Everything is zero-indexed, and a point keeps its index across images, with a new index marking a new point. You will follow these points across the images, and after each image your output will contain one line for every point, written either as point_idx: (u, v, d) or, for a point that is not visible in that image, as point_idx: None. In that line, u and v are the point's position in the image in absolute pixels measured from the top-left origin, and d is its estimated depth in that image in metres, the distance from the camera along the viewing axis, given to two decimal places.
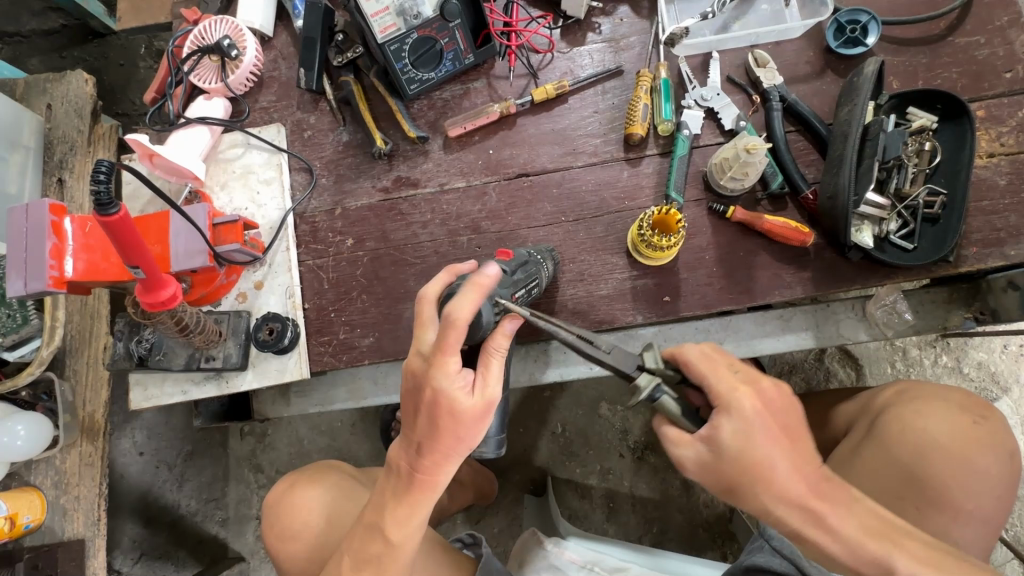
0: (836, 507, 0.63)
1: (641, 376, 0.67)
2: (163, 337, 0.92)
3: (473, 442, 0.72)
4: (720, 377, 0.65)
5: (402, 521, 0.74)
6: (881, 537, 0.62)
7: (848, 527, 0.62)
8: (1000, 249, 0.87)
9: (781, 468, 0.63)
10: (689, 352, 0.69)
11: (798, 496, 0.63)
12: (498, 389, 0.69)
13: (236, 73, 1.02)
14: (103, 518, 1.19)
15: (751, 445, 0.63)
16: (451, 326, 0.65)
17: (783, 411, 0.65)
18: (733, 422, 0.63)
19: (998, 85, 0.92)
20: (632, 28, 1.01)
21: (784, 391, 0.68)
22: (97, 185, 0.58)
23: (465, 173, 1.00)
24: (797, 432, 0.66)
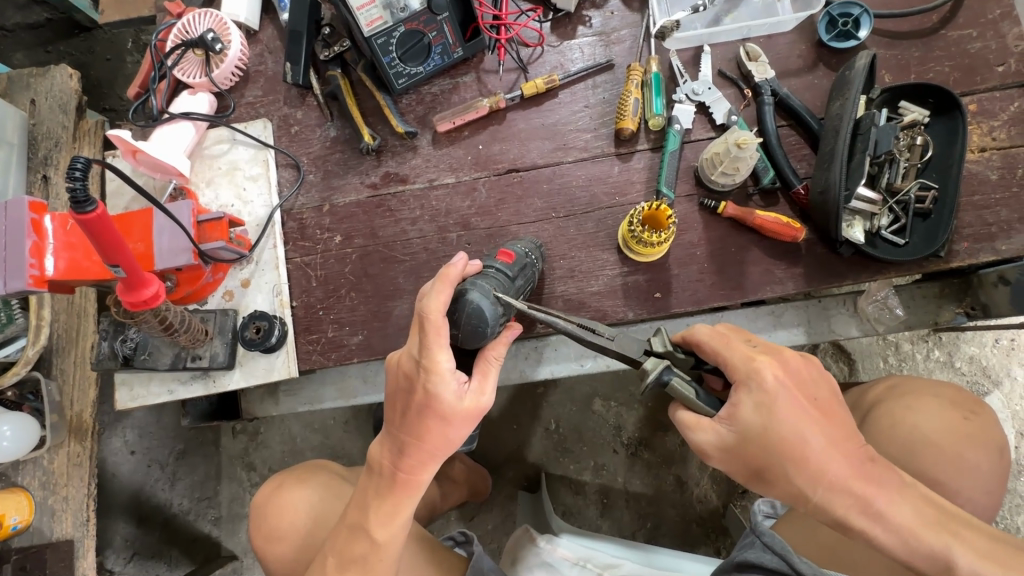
0: (883, 492, 0.62)
1: (650, 360, 0.71)
2: (148, 336, 0.91)
3: (458, 442, 0.72)
4: (735, 352, 0.68)
5: (390, 525, 0.73)
6: (935, 525, 0.61)
7: (900, 516, 0.61)
8: (991, 243, 0.87)
9: (815, 445, 0.63)
10: (699, 332, 0.72)
11: (838, 479, 0.62)
12: (491, 395, 0.70)
13: (221, 68, 1.00)
14: (93, 518, 1.18)
15: (776, 421, 0.64)
16: (428, 326, 0.67)
17: (812, 386, 0.66)
18: (754, 396, 0.65)
19: (990, 79, 0.91)
20: (623, 21, 1.00)
21: (818, 368, 0.68)
22: (73, 182, 0.56)
23: (455, 169, 0.99)
24: (834, 412, 0.66)
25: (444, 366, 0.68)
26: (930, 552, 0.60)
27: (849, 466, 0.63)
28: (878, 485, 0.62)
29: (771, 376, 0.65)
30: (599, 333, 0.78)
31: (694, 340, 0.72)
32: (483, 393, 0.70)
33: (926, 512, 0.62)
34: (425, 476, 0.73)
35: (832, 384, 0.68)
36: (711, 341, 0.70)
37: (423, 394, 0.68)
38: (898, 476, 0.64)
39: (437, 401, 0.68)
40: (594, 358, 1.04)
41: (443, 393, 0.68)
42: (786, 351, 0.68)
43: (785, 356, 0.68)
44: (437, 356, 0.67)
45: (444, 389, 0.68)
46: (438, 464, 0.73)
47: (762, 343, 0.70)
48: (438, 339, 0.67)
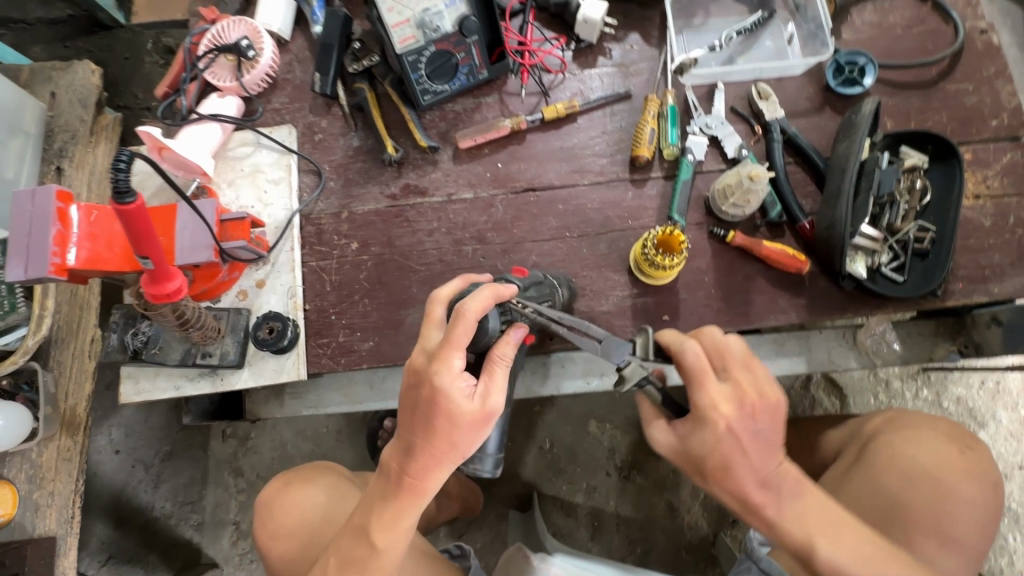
0: (777, 501, 0.70)
1: (629, 366, 0.76)
2: (161, 330, 0.92)
3: (464, 449, 0.72)
4: (706, 394, 0.69)
5: (399, 535, 0.74)
6: (810, 529, 0.69)
7: (785, 520, 0.70)
8: (984, 286, 0.91)
9: (738, 466, 0.70)
10: (688, 357, 0.71)
11: (740, 491, 0.70)
12: (500, 399, 0.70)
13: (251, 74, 1.03)
14: (78, 515, 1.15)
15: (709, 451, 0.70)
16: (460, 323, 0.69)
17: (755, 424, 0.70)
18: (700, 432, 0.70)
19: (985, 131, 0.97)
20: (641, 55, 1.05)
21: (768, 406, 0.70)
22: (118, 173, 0.58)
23: (473, 185, 1.02)
24: (765, 444, 0.70)
25: (456, 364, 0.70)
26: (800, 549, 0.69)
27: (756, 481, 0.70)
28: (774, 495, 0.70)
29: (720, 425, 0.69)
30: (590, 335, 0.80)
31: (679, 358, 0.71)
32: (493, 397, 0.71)
33: (810, 518, 0.70)
34: (429, 483, 0.73)
35: (777, 418, 0.71)
36: (688, 373, 0.71)
37: (433, 391, 0.69)
38: (797, 490, 0.71)
39: (446, 399, 0.69)
40: (601, 377, 1.06)
41: (451, 391, 0.69)
42: (750, 398, 0.70)
43: (745, 399, 0.70)
44: (450, 353, 0.70)
45: (454, 388, 0.69)
46: (443, 471, 0.73)
47: (733, 379, 0.71)
48: (463, 332, 0.69)
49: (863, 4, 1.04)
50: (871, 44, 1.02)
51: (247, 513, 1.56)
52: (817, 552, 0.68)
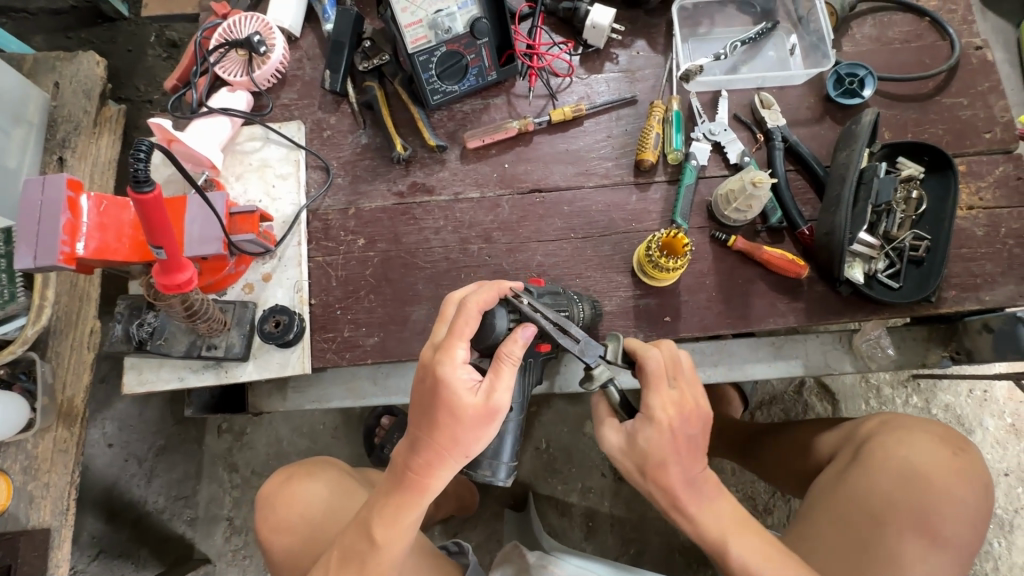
0: (698, 500, 0.75)
1: (598, 368, 0.77)
2: (167, 321, 0.92)
3: (468, 445, 0.72)
4: (659, 397, 0.75)
5: (401, 534, 0.74)
6: (724, 527, 0.74)
7: (703, 517, 0.75)
8: (976, 294, 0.93)
9: (665, 465, 0.75)
10: (650, 362, 0.77)
11: (666, 487, 0.75)
12: (502, 395, 0.70)
13: (262, 69, 1.04)
14: (72, 507, 1.14)
15: (644, 451, 0.75)
16: (463, 315, 0.73)
17: (690, 429, 0.75)
18: (641, 432, 0.75)
19: (978, 144, 1.00)
20: (647, 62, 1.07)
21: (700, 414, 0.76)
22: (136, 162, 0.58)
23: (480, 184, 1.03)
24: (693, 447, 0.76)
25: (461, 355, 0.72)
26: (715, 545, 0.74)
27: (681, 480, 0.75)
28: (694, 495, 0.75)
29: (662, 427, 0.74)
30: (569, 333, 0.77)
31: (642, 361, 0.77)
32: (498, 392, 0.71)
33: (726, 518, 0.75)
34: (433, 479, 0.73)
35: (705, 426, 0.77)
36: (646, 377, 0.77)
37: (438, 383, 0.71)
38: (717, 490, 0.77)
39: (448, 390, 0.70)
40: None
41: (453, 383, 0.70)
42: (692, 405, 0.76)
43: (689, 405, 0.76)
44: (455, 344, 0.72)
45: (458, 380, 0.71)
46: (447, 467, 0.73)
47: (681, 388, 0.77)
48: (467, 324, 0.73)
49: (863, 18, 1.07)
50: (870, 57, 1.05)
51: (241, 509, 1.55)
52: (728, 549, 0.73)
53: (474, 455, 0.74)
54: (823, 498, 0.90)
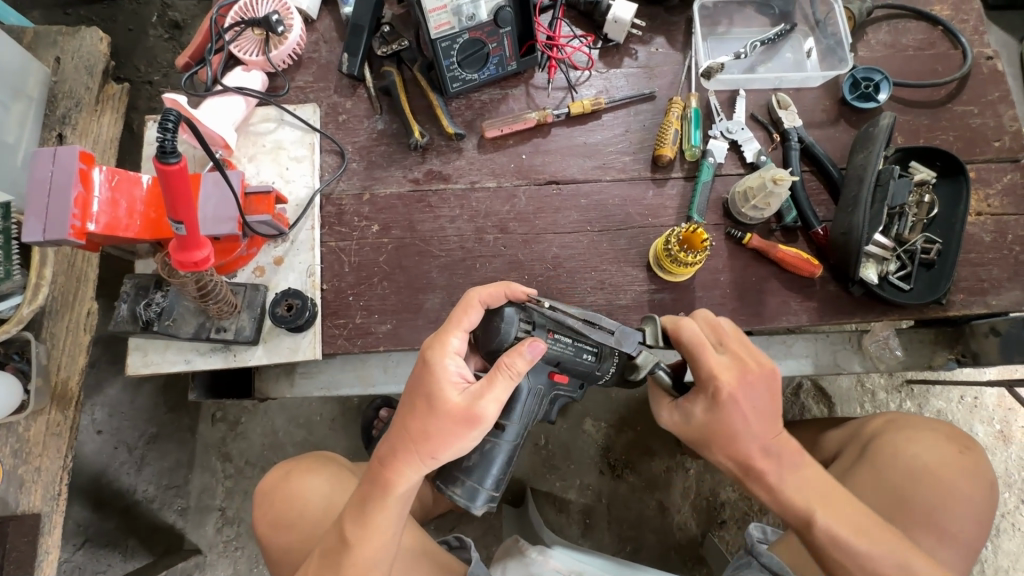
0: (779, 468, 0.73)
1: (642, 356, 0.83)
2: (176, 301, 0.90)
3: (436, 445, 0.69)
4: (706, 361, 0.74)
5: (365, 540, 0.71)
6: (809, 500, 0.71)
7: (787, 487, 0.72)
8: (983, 298, 0.95)
9: (742, 429, 0.73)
10: (687, 329, 0.77)
11: (744, 456, 0.73)
12: (483, 397, 0.69)
13: (279, 49, 1.02)
14: (64, 493, 1.07)
15: (716, 419, 0.74)
16: (462, 304, 0.74)
17: (754, 393, 0.73)
18: (704, 400, 0.75)
19: (987, 152, 1.02)
20: (666, 58, 1.07)
21: (766, 376, 0.74)
22: (164, 133, 0.57)
23: (496, 174, 1.03)
24: (766, 413, 0.73)
25: (454, 345, 0.72)
26: (800, 519, 0.71)
27: (758, 448, 0.73)
28: (776, 462, 0.73)
29: (722, 392, 0.72)
30: (601, 326, 0.80)
31: (677, 332, 0.77)
32: (480, 396, 0.69)
33: (810, 488, 0.72)
34: (398, 476, 0.70)
35: (773, 388, 0.74)
36: (686, 346, 0.76)
37: (425, 368, 0.71)
38: (797, 459, 0.74)
39: (429, 377, 0.71)
40: None
41: (436, 370, 0.71)
42: (749, 366, 0.74)
43: (744, 366, 0.73)
44: (449, 333, 0.73)
45: (444, 367, 0.71)
46: (413, 465, 0.70)
47: (730, 348, 0.76)
48: (467, 316, 0.74)
49: (879, 25, 1.08)
50: (885, 63, 1.06)
51: (234, 500, 1.51)
52: (816, 520, 0.70)
53: (442, 460, 0.71)
54: None
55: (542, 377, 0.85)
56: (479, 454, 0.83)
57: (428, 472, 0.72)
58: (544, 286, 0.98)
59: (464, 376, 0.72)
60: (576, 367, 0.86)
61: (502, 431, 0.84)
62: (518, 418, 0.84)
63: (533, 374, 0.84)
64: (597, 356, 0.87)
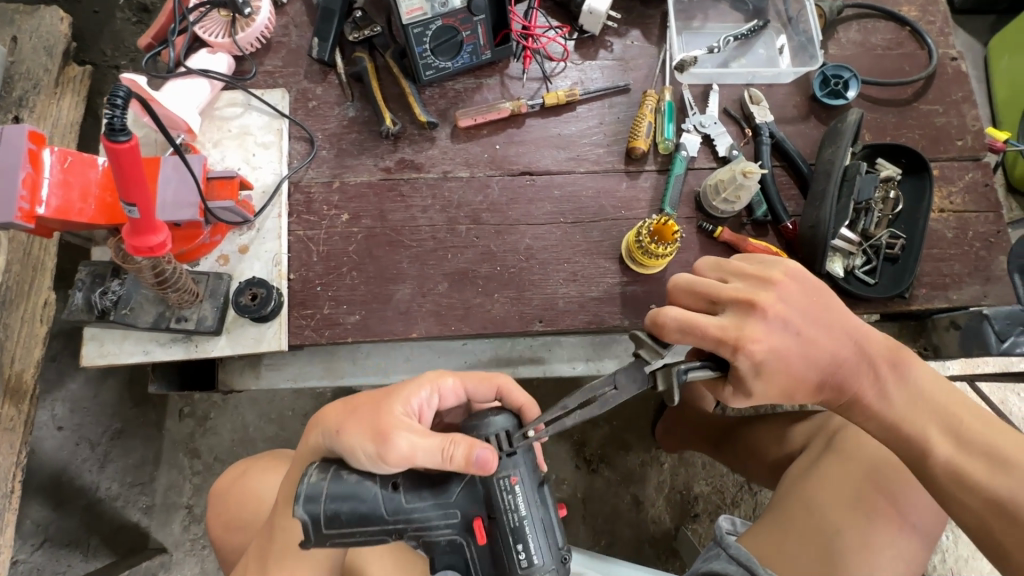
0: (873, 389, 0.76)
1: (660, 379, 0.71)
2: (134, 289, 0.87)
3: (344, 425, 0.70)
4: (711, 326, 0.73)
5: (290, 517, 0.75)
6: (915, 421, 0.74)
7: (890, 408, 0.75)
8: (945, 292, 0.97)
9: (822, 355, 0.76)
10: (669, 314, 0.74)
11: (842, 371, 0.76)
12: (409, 430, 0.67)
13: (246, 32, 0.99)
14: (18, 490, 1.02)
15: (785, 358, 0.74)
16: (483, 374, 0.77)
17: (801, 312, 0.76)
18: (748, 355, 0.73)
19: (950, 150, 1.04)
20: (642, 52, 1.07)
21: (788, 295, 0.76)
22: (113, 109, 0.55)
23: (469, 165, 1.01)
24: (846, 331, 0.77)
25: (445, 386, 0.74)
26: (915, 446, 0.73)
27: (851, 369, 0.76)
28: (876, 379, 0.76)
29: (757, 343, 0.72)
30: (602, 386, 0.70)
31: (660, 326, 0.74)
32: (409, 428, 0.67)
33: (915, 404, 0.75)
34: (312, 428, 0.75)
35: (806, 291, 0.77)
36: (677, 332, 0.73)
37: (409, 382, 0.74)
38: (902, 370, 0.76)
39: (404, 387, 0.73)
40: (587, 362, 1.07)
41: (412, 387, 0.73)
42: (767, 303, 0.74)
43: (755, 307, 0.74)
44: (451, 377, 0.75)
45: (416, 390, 0.73)
46: (324, 427, 0.73)
47: (723, 306, 0.76)
48: (478, 384, 0.76)
49: (849, 23, 1.10)
50: (854, 61, 1.08)
51: (201, 496, 1.46)
52: (930, 447, 0.72)
53: (336, 441, 0.70)
54: (793, 490, 0.93)
55: (464, 510, 0.69)
56: (362, 477, 0.69)
57: (331, 447, 0.73)
58: (517, 278, 0.97)
59: (420, 412, 0.72)
60: (505, 552, 0.69)
61: (392, 490, 0.69)
62: (413, 505, 0.69)
63: (470, 495, 0.70)
64: (537, 559, 0.68)
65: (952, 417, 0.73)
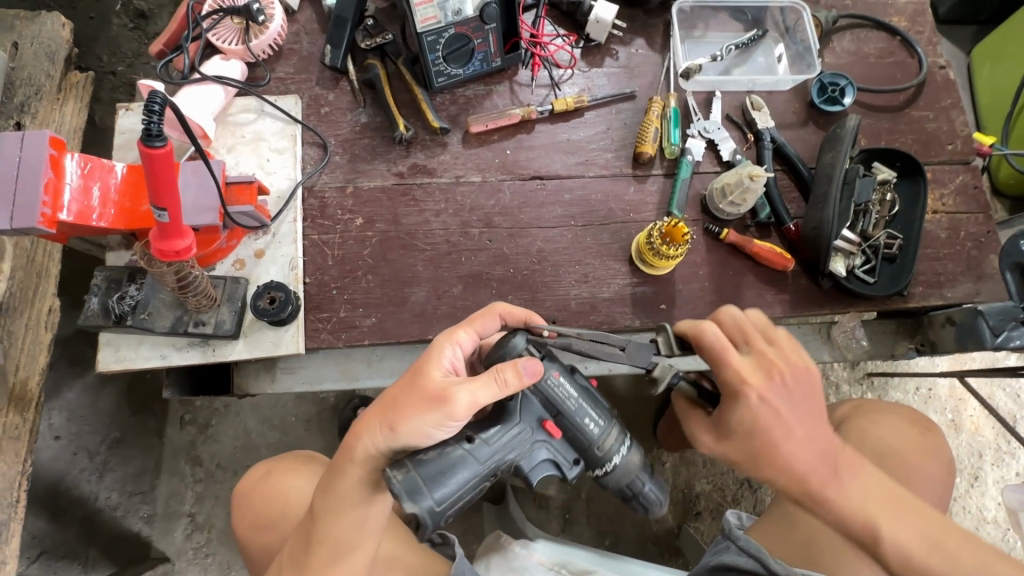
0: (835, 483, 0.73)
1: (658, 367, 0.80)
2: (152, 294, 0.87)
3: (397, 417, 0.69)
4: (730, 367, 0.75)
5: (331, 520, 0.72)
6: (873, 515, 0.71)
7: (847, 501, 0.72)
8: (939, 290, 1.01)
9: (792, 442, 0.73)
10: (708, 335, 0.76)
11: (800, 466, 0.73)
12: (461, 384, 0.68)
13: (259, 39, 1.01)
14: (23, 499, 0.99)
15: (755, 430, 0.74)
16: (482, 310, 0.77)
17: (791, 397, 0.74)
18: (739, 410, 0.74)
19: (942, 154, 1.09)
20: (646, 60, 1.10)
21: (798, 371, 0.76)
22: (150, 115, 0.56)
23: (481, 169, 1.03)
24: (807, 415, 0.75)
25: (460, 337, 0.74)
26: (864, 537, 0.72)
27: (812, 461, 0.73)
28: (834, 474, 0.73)
29: (754, 397, 0.73)
30: (610, 343, 0.78)
31: (699, 338, 0.76)
32: (459, 383, 0.69)
33: (874, 499, 0.72)
34: (356, 441, 0.71)
35: (808, 386, 0.76)
36: (707, 354, 0.76)
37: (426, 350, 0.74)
38: (857, 468, 0.74)
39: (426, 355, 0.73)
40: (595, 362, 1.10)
41: (433, 350, 0.73)
42: (775, 368, 0.75)
43: (770, 366, 0.75)
44: (460, 328, 0.76)
45: (441, 351, 0.73)
46: (373, 435, 0.70)
47: (756, 348, 0.77)
48: (483, 320, 0.77)
49: (843, 33, 1.14)
50: (849, 69, 1.12)
51: (203, 505, 1.45)
52: (881, 536, 0.71)
53: (398, 438, 0.69)
54: None
55: (533, 420, 0.76)
56: (439, 449, 0.69)
57: (385, 448, 0.70)
58: (529, 280, 0.99)
59: (454, 369, 0.74)
60: (576, 428, 0.78)
61: (470, 442, 0.71)
62: (493, 441, 0.73)
63: (529, 407, 0.76)
64: (603, 422, 0.80)
65: (915, 520, 0.72)
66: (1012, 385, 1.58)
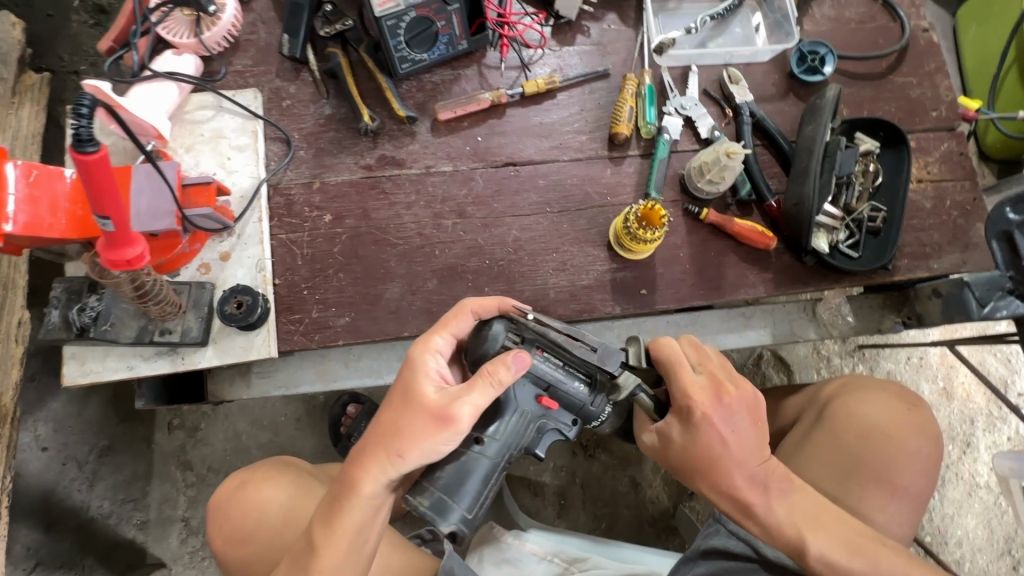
0: (766, 498, 0.75)
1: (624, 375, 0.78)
2: (113, 304, 0.85)
3: (404, 444, 0.67)
4: (679, 382, 0.76)
5: (329, 546, 0.67)
6: (799, 527, 0.74)
7: (777, 516, 0.75)
8: (926, 261, 0.99)
9: (730, 460, 0.74)
10: (667, 348, 0.79)
11: (730, 489, 0.75)
12: (461, 394, 0.68)
13: (213, 31, 0.96)
14: (5, 516, 0.98)
15: (694, 448, 0.75)
16: (452, 309, 0.76)
17: (734, 419, 0.75)
18: (682, 422, 0.76)
19: (926, 121, 1.06)
20: (619, 36, 1.06)
21: (745, 397, 0.77)
22: (79, 120, 0.52)
23: (453, 158, 1.00)
24: (747, 440, 0.75)
25: (437, 345, 0.74)
26: (792, 547, 0.74)
27: (747, 479, 0.74)
28: (765, 492, 0.74)
29: (698, 415, 0.74)
30: (583, 344, 0.77)
31: (659, 348, 0.79)
32: (458, 397, 0.68)
33: (799, 514, 0.75)
34: (362, 476, 0.67)
35: (753, 409, 0.77)
36: (664, 365, 0.79)
37: (408, 365, 0.72)
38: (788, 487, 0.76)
39: (412, 370, 0.71)
40: None
41: (416, 364, 0.72)
42: (722, 387, 0.76)
43: (719, 388, 0.76)
44: (434, 334, 0.74)
45: (425, 363, 0.72)
46: (380, 467, 0.67)
47: (706, 369, 0.78)
48: (455, 320, 0.75)
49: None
50: (830, 36, 1.08)
51: (197, 509, 1.44)
52: (806, 547, 0.73)
53: (411, 463, 0.68)
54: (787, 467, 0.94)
55: (531, 399, 0.78)
56: (456, 462, 0.72)
57: (394, 478, 0.68)
58: (506, 271, 0.97)
59: (444, 376, 0.72)
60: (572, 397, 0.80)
61: (479, 444, 0.74)
62: (500, 433, 0.75)
63: (521, 389, 0.77)
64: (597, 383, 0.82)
65: (841, 531, 0.75)
66: (1002, 351, 1.57)
